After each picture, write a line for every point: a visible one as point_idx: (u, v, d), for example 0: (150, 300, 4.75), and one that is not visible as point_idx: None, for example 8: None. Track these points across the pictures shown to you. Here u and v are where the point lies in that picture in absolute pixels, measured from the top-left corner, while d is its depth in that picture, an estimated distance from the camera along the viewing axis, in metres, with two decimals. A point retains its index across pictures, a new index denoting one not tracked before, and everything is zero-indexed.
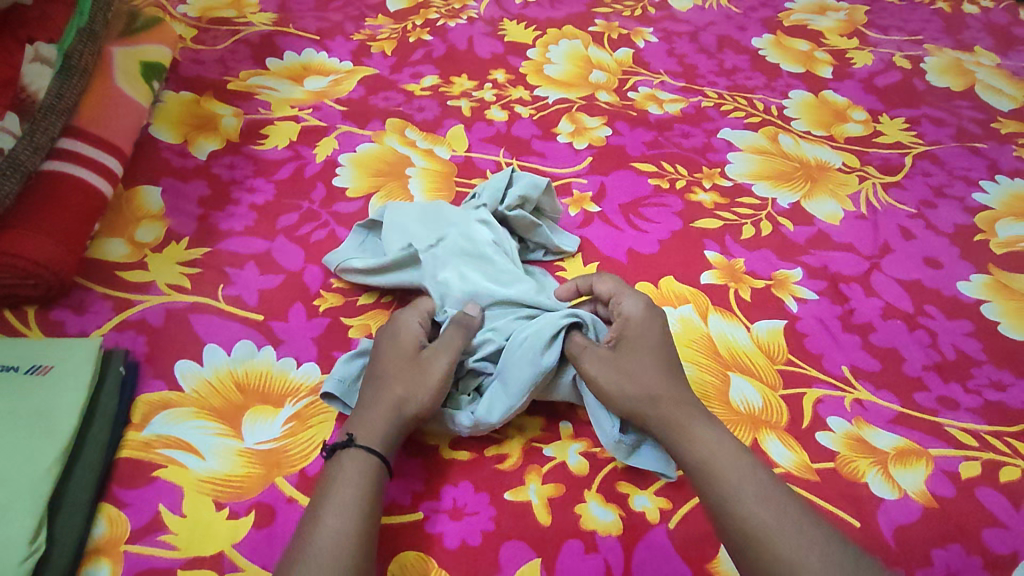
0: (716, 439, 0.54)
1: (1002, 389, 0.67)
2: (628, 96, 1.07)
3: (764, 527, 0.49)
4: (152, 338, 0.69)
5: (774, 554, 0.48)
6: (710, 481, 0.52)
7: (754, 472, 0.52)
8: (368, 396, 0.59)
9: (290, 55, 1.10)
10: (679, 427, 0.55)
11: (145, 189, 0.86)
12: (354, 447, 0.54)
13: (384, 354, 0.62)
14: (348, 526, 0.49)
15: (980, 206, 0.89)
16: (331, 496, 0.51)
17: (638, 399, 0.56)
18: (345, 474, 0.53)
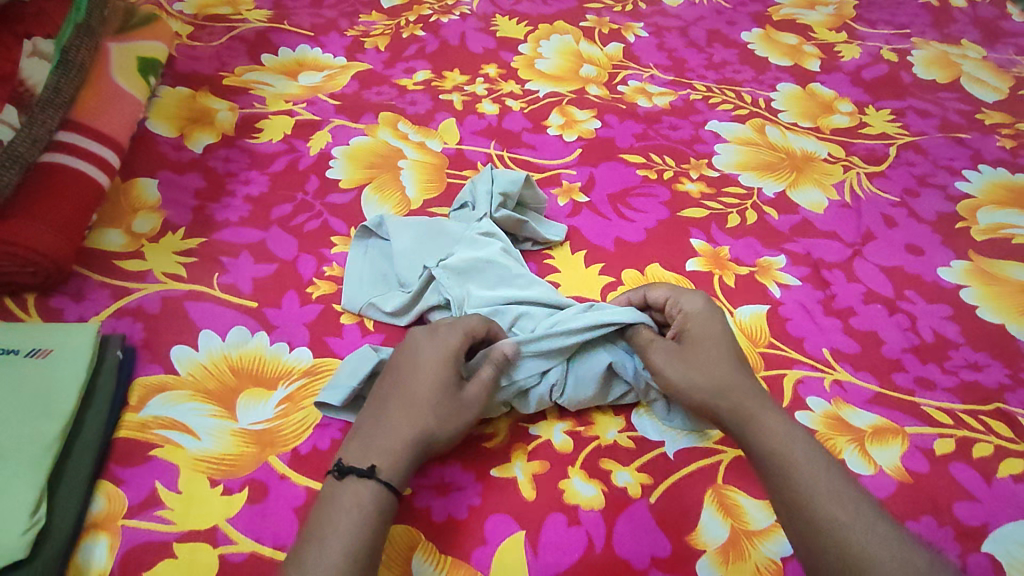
0: (789, 434, 0.55)
1: (979, 370, 0.69)
2: (618, 89, 1.08)
3: (833, 521, 0.50)
4: (149, 325, 0.71)
5: (845, 548, 0.48)
6: (781, 474, 0.53)
7: (826, 466, 0.53)
8: (400, 427, 0.54)
9: (285, 51, 1.11)
10: (752, 419, 0.56)
11: (143, 181, 0.87)
12: (374, 480, 0.51)
13: (419, 373, 0.57)
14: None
15: (962, 194, 0.91)
16: (335, 532, 0.49)
17: (709, 391, 0.57)
18: (356, 517, 0.50)
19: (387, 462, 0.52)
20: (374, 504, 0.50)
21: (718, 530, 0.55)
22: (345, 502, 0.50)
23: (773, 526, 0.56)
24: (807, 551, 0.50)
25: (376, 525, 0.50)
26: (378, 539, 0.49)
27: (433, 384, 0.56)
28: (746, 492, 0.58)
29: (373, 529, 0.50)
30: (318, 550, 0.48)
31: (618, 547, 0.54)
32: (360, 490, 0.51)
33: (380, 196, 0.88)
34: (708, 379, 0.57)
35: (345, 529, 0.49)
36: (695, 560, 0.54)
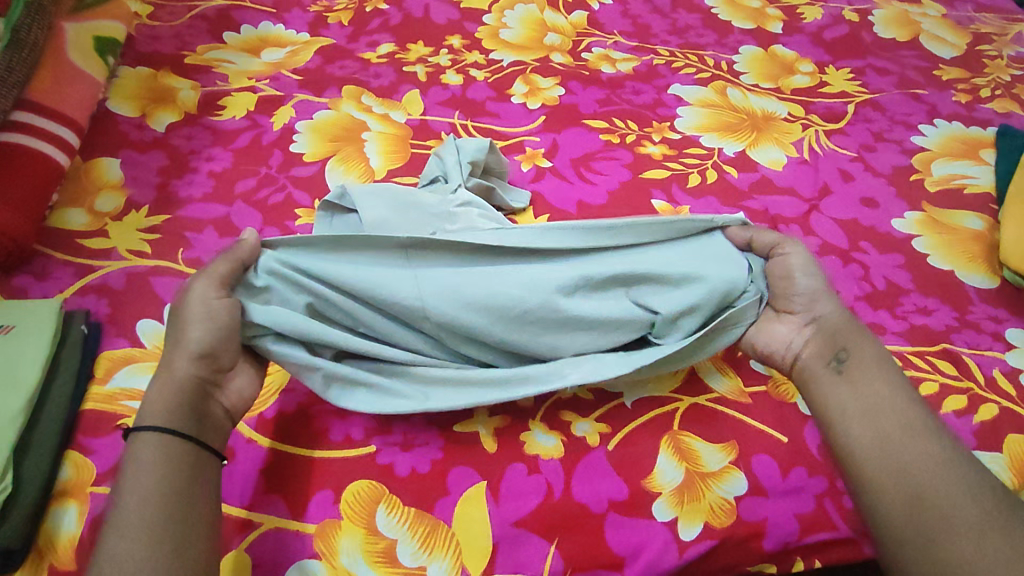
0: (880, 358, 0.58)
1: (927, 314, 0.72)
2: (582, 57, 1.08)
3: (904, 426, 0.53)
4: (113, 301, 0.71)
5: (915, 446, 0.52)
6: (874, 378, 0.56)
7: (899, 384, 0.56)
8: (169, 369, 0.54)
9: (247, 29, 1.10)
10: (851, 333, 0.60)
11: (104, 160, 0.87)
12: (140, 425, 0.51)
13: (176, 316, 0.56)
14: (142, 518, 0.46)
15: (917, 148, 0.92)
16: (127, 485, 0.48)
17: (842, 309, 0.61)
18: (139, 466, 0.49)
19: (156, 404, 0.52)
20: (160, 445, 0.50)
21: (673, 473, 0.57)
22: (134, 458, 0.49)
23: (726, 468, 0.58)
24: (873, 447, 0.52)
25: (166, 464, 0.49)
26: (172, 475, 0.49)
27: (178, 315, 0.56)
28: (701, 436, 0.59)
29: (159, 468, 0.49)
30: (113, 510, 0.47)
31: (576, 492, 0.55)
32: (139, 440, 0.50)
33: (344, 167, 0.88)
34: (822, 290, 0.62)
35: (138, 477, 0.48)
36: (651, 503, 0.56)
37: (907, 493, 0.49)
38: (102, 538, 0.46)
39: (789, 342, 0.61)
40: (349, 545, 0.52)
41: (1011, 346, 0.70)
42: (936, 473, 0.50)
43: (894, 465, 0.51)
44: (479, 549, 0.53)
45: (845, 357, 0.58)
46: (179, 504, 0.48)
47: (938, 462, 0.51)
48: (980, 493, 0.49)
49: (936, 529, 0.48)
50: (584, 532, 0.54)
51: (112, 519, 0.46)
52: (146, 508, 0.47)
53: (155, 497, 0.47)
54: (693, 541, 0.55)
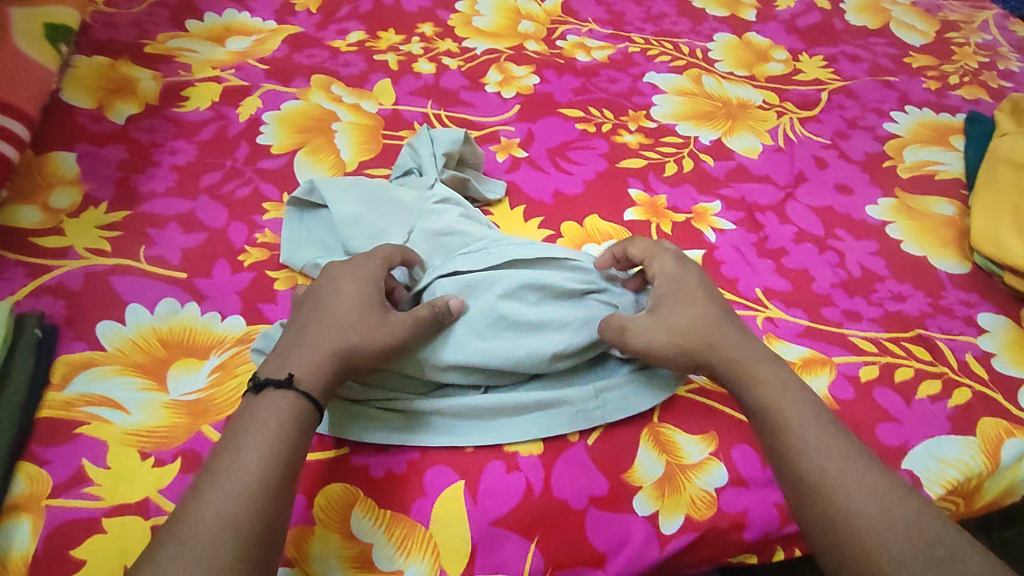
0: (782, 390, 0.55)
1: (901, 300, 0.72)
2: (557, 45, 1.06)
3: (825, 472, 0.50)
4: (71, 302, 0.67)
5: (828, 496, 0.49)
6: (784, 432, 0.53)
7: (816, 420, 0.53)
8: (325, 346, 0.53)
9: (211, 16, 1.06)
10: (747, 373, 0.56)
11: (59, 154, 0.83)
12: (294, 391, 0.50)
13: (342, 296, 0.55)
14: (259, 484, 0.46)
15: (889, 135, 0.93)
16: (251, 442, 0.47)
17: (696, 346, 0.57)
18: (266, 427, 0.48)
19: (307, 371, 0.51)
20: (291, 413, 0.49)
21: (654, 466, 0.56)
22: (264, 414, 0.49)
23: (706, 460, 0.57)
24: (792, 502, 0.51)
25: (291, 437, 0.48)
26: (295, 453, 0.48)
27: (353, 304, 0.55)
28: (681, 428, 0.59)
29: (283, 439, 0.48)
30: (232, 460, 0.46)
31: (557, 488, 0.54)
32: (273, 401, 0.49)
33: (313, 159, 0.86)
34: (686, 343, 0.57)
35: (261, 437, 0.48)
36: (631, 497, 0.55)
37: (834, 548, 0.48)
38: (211, 486, 0.45)
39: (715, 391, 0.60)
40: (324, 550, 0.51)
41: (983, 331, 0.70)
42: (858, 524, 0.48)
43: (816, 524, 0.49)
44: (457, 550, 0.52)
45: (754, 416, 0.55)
46: (290, 484, 0.47)
47: (861, 508, 0.48)
48: (904, 533, 0.47)
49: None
50: (564, 529, 0.53)
51: (234, 468, 0.46)
52: (262, 478, 0.46)
53: (276, 469, 0.46)
54: (674, 534, 0.54)
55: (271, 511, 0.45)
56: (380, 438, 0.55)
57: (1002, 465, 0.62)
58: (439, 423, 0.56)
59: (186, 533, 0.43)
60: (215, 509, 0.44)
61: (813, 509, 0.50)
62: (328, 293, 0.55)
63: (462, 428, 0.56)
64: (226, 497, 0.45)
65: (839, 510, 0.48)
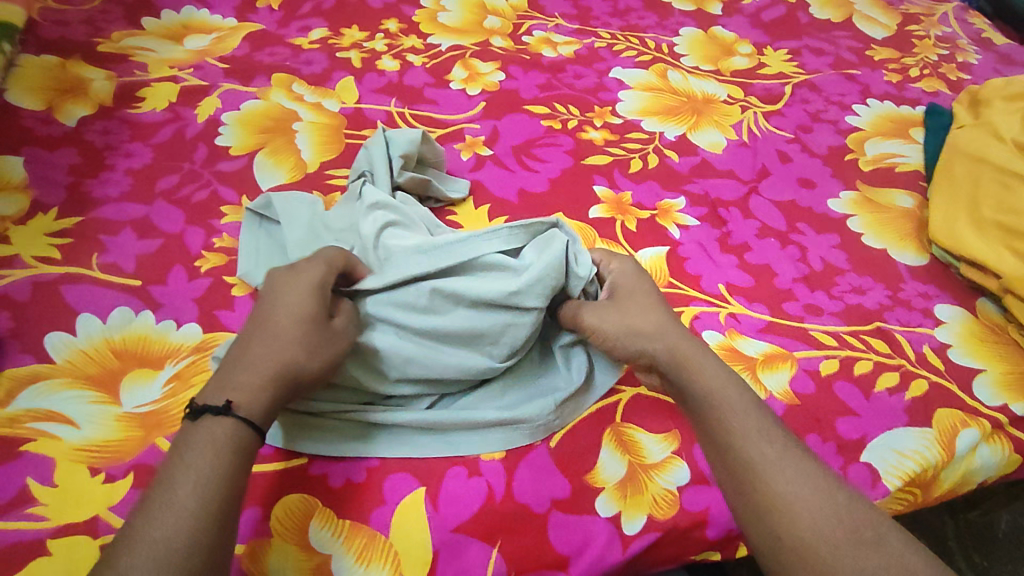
0: (722, 379, 0.56)
1: (862, 293, 0.73)
2: (523, 40, 1.05)
3: (757, 458, 0.51)
4: (18, 313, 0.65)
5: (765, 480, 0.50)
6: (715, 418, 0.54)
7: (752, 407, 0.54)
8: (259, 367, 0.50)
9: (168, 14, 1.03)
10: (689, 363, 0.56)
11: (6, 159, 0.80)
12: (231, 417, 0.48)
13: (280, 309, 0.53)
14: (196, 516, 0.44)
15: (851, 128, 0.94)
16: (187, 473, 0.46)
17: (650, 337, 0.57)
18: (207, 458, 0.47)
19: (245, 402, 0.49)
20: (226, 439, 0.48)
21: (616, 467, 0.56)
22: (197, 445, 0.47)
23: (669, 459, 0.58)
24: (731, 484, 0.52)
25: (231, 464, 0.47)
26: (234, 480, 0.47)
27: (286, 322, 0.52)
28: (643, 427, 0.59)
29: (224, 469, 0.47)
30: (165, 494, 0.45)
31: (518, 493, 0.54)
32: (210, 427, 0.48)
33: (272, 161, 0.84)
34: (641, 338, 0.57)
35: (197, 468, 0.46)
36: (593, 499, 0.55)
37: (768, 535, 0.49)
38: (143, 522, 0.43)
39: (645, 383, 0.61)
40: (281, 563, 0.50)
41: (941, 322, 0.71)
42: (791, 508, 0.49)
43: (753, 507, 0.50)
44: (418, 559, 0.51)
45: (687, 398, 0.56)
46: (232, 515, 0.46)
47: (790, 495, 0.49)
48: (835, 521, 0.48)
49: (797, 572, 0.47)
50: (526, 532, 0.53)
51: (168, 501, 0.44)
52: (203, 511, 0.44)
53: (217, 501, 0.45)
54: (636, 535, 0.54)
55: (213, 544, 0.44)
56: (342, 449, 0.55)
57: (957, 455, 0.63)
58: (399, 437, 0.56)
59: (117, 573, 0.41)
60: (149, 550, 0.42)
61: (751, 494, 0.50)
62: (266, 308, 0.53)
63: (426, 439, 0.56)
64: (163, 535, 0.43)
65: (778, 495, 0.49)
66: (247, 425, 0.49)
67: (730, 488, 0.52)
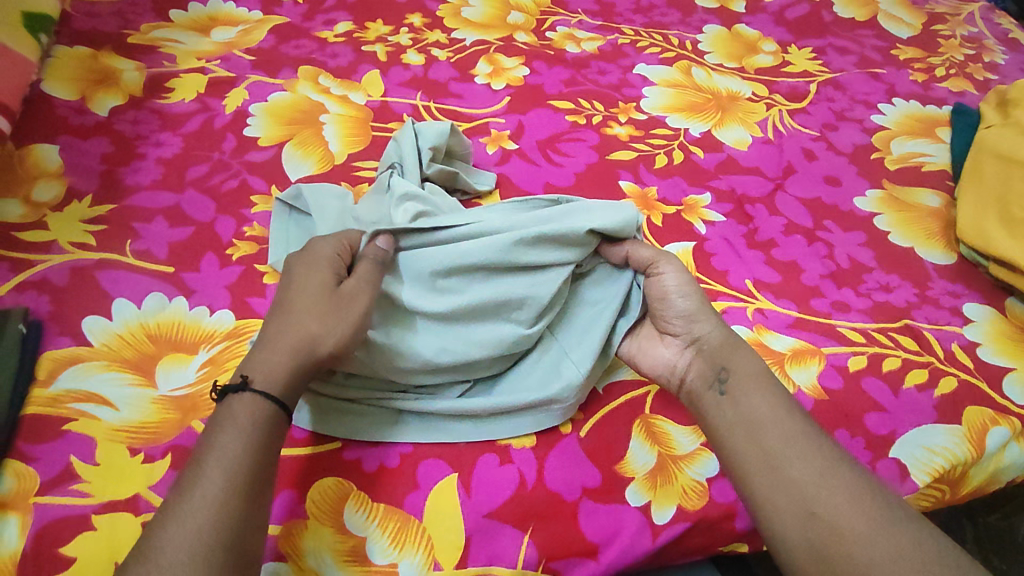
0: (759, 365, 0.58)
1: (889, 291, 0.73)
2: (546, 36, 1.06)
3: (790, 439, 0.52)
4: (56, 297, 0.66)
5: (794, 459, 0.51)
6: (754, 395, 0.55)
7: (781, 392, 0.56)
8: (281, 341, 0.52)
9: (195, 6, 1.04)
10: (732, 346, 0.59)
11: (41, 147, 0.81)
12: (249, 392, 0.49)
13: (296, 286, 0.54)
14: (224, 491, 0.45)
15: (877, 126, 0.94)
16: (214, 450, 0.46)
17: (701, 319, 0.61)
18: (233, 435, 0.47)
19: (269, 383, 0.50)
20: (252, 416, 0.48)
21: (646, 457, 0.57)
22: (225, 423, 0.48)
23: (698, 450, 0.58)
24: (761, 464, 0.52)
25: (260, 443, 0.48)
26: (260, 457, 0.47)
27: (312, 291, 0.54)
28: (672, 419, 0.60)
29: (248, 449, 0.47)
30: (194, 471, 0.46)
31: (550, 481, 0.55)
32: (239, 402, 0.49)
33: (301, 152, 0.85)
34: (696, 316, 0.61)
35: (225, 445, 0.47)
36: (624, 488, 0.55)
37: (798, 511, 0.49)
38: (175, 498, 0.44)
39: (672, 366, 0.60)
40: (317, 544, 0.51)
41: (969, 321, 0.71)
42: (822, 485, 0.50)
43: (783, 484, 0.51)
44: (451, 544, 0.52)
45: (726, 376, 0.57)
46: (262, 496, 0.47)
47: (820, 473, 0.50)
48: (866, 502, 0.49)
49: (825, 548, 0.48)
50: (558, 519, 0.54)
51: (197, 478, 0.45)
52: (236, 490, 0.45)
53: (248, 479, 0.46)
54: (665, 524, 0.55)
55: (248, 522, 0.45)
56: (377, 433, 0.56)
57: (986, 453, 0.63)
58: (432, 421, 0.56)
59: (153, 546, 0.42)
60: (186, 530, 0.43)
61: (782, 471, 0.51)
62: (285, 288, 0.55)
63: (458, 426, 0.56)
64: (199, 515, 0.44)
65: (807, 473, 0.51)
66: (269, 400, 0.49)
67: (760, 468, 0.52)
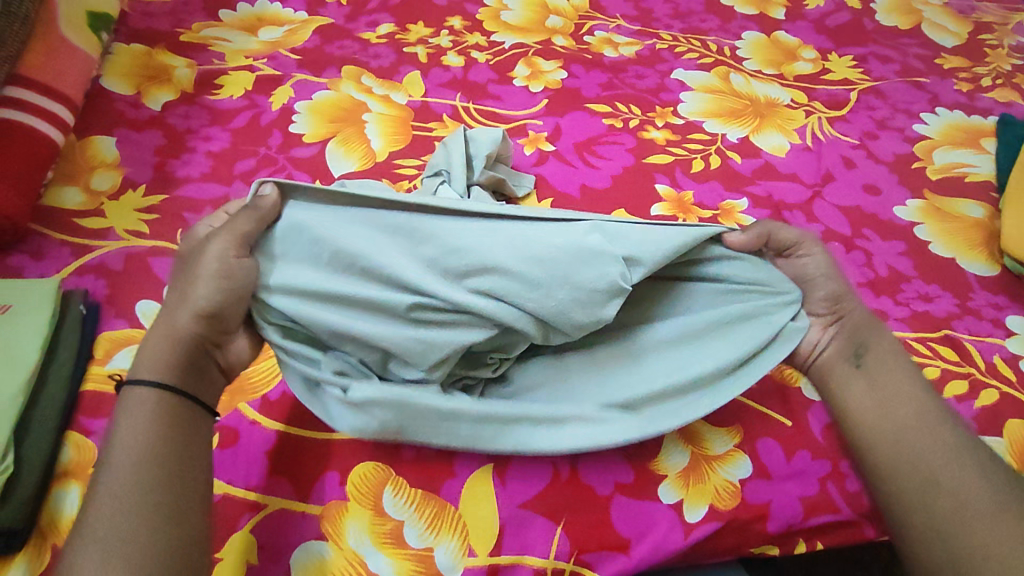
0: (897, 350, 0.60)
1: (929, 301, 0.73)
2: (584, 40, 1.07)
3: (916, 415, 0.56)
4: (112, 281, 0.70)
5: (925, 436, 0.55)
6: (890, 371, 0.58)
7: (914, 376, 0.58)
8: (155, 329, 0.54)
9: (244, 7, 1.08)
10: (868, 328, 0.61)
11: (99, 139, 0.85)
12: (132, 384, 0.51)
13: (172, 282, 0.57)
14: (134, 473, 0.47)
15: (919, 136, 0.93)
16: (117, 441, 0.49)
17: (848, 296, 0.61)
18: (134, 421, 0.49)
19: (148, 364, 0.52)
20: (149, 404, 0.50)
21: (679, 456, 0.58)
22: (125, 414, 0.50)
23: (731, 451, 0.59)
24: (892, 438, 0.56)
25: (162, 432, 0.50)
26: (167, 437, 0.49)
27: (178, 279, 0.55)
28: (706, 420, 0.60)
29: (150, 433, 0.49)
30: (103, 463, 0.48)
31: (583, 475, 0.56)
32: (129, 400, 0.51)
33: (344, 149, 0.87)
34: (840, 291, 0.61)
35: (128, 433, 0.49)
36: (657, 486, 0.56)
37: (919, 484, 0.53)
38: (90, 491, 0.47)
39: (812, 342, 0.61)
40: (357, 526, 0.53)
41: (1012, 333, 0.70)
42: (947, 462, 0.53)
43: (911, 457, 0.54)
44: (487, 533, 0.53)
45: (865, 352, 0.59)
46: (177, 468, 0.49)
47: (947, 451, 0.54)
48: (987, 484, 0.52)
49: (942, 520, 0.51)
50: (591, 514, 0.55)
51: (106, 467, 0.47)
52: (141, 479, 0.47)
53: (152, 468, 0.48)
54: (697, 522, 0.55)
55: (164, 510, 0.46)
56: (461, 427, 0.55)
57: None
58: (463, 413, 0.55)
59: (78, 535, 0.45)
60: (98, 526, 0.45)
61: (910, 445, 0.55)
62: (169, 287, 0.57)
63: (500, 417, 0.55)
64: (102, 515, 0.45)
65: (937, 449, 0.54)
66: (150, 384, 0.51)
67: (888, 440, 0.56)
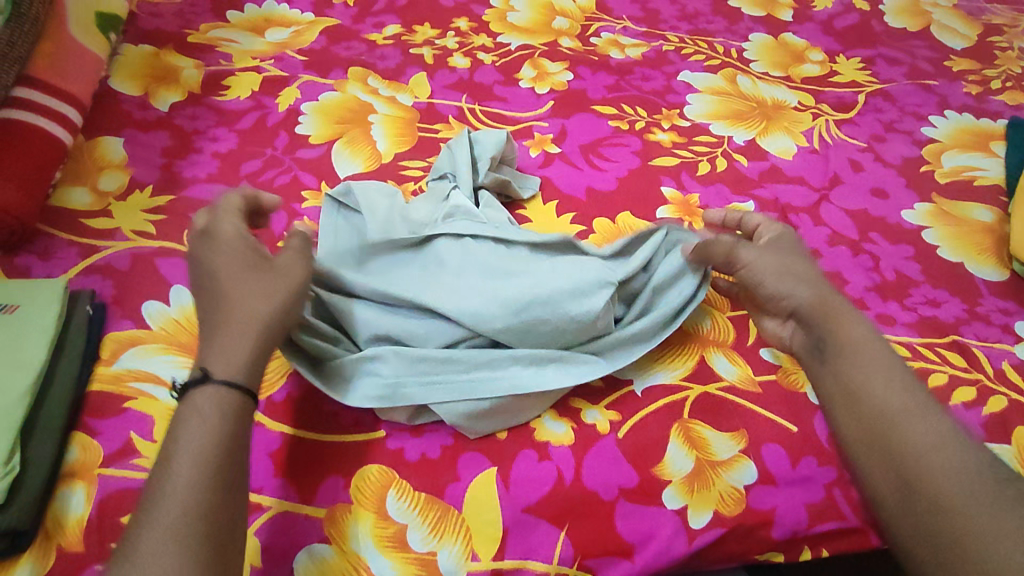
0: (870, 335, 0.55)
1: (937, 306, 0.72)
2: (591, 41, 1.07)
3: (892, 407, 0.51)
4: (119, 281, 0.70)
5: (903, 432, 0.49)
6: (857, 362, 0.54)
7: (891, 364, 0.53)
8: (226, 319, 0.51)
9: (252, 8, 1.08)
10: (833, 314, 0.56)
11: (107, 139, 0.85)
12: (212, 382, 0.47)
13: (222, 267, 0.54)
14: (198, 481, 0.43)
15: (928, 139, 0.92)
16: (182, 447, 0.45)
17: (809, 285, 0.58)
18: (200, 424, 0.46)
19: (237, 365, 0.49)
20: (215, 406, 0.47)
21: (683, 461, 0.57)
22: (189, 415, 0.46)
23: (736, 457, 0.58)
24: (871, 438, 0.51)
25: (225, 436, 0.46)
26: (232, 442, 0.46)
27: (236, 268, 0.54)
28: (710, 424, 0.60)
29: (219, 438, 0.46)
30: (163, 469, 0.44)
31: (587, 479, 0.56)
32: (196, 400, 0.47)
33: (350, 150, 0.87)
34: (796, 283, 0.58)
35: (193, 436, 0.45)
36: (661, 491, 0.56)
37: (896, 486, 0.48)
38: (147, 500, 0.43)
39: (779, 338, 0.61)
40: (360, 529, 0.53)
41: (1020, 339, 0.70)
42: (930, 460, 0.48)
43: (886, 453, 0.49)
44: (490, 536, 0.53)
45: (826, 343, 0.56)
46: (238, 478, 0.46)
47: (930, 445, 0.48)
48: (976, 480, 0.46)
49: (927, 524, 0.46)
50: (593, 518, 0.55)
51: (169, 473, 0.43)
52: (203, 487, 0.43)
53: (216, 475, 0.44)
54: (701, 529, 0.56)
55: (225, 523, 0.43)
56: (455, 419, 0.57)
57: None
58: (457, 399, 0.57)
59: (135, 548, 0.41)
60: (163, 537, 0.41)
61: (886, 441, 0.50)
62: (205, 267, 0.54)
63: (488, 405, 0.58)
64: (161, 524, 0.41)
65: (921, 444, 0.49)
66: (234, 385, 0.48)
67: (863, 437, 0.51)
